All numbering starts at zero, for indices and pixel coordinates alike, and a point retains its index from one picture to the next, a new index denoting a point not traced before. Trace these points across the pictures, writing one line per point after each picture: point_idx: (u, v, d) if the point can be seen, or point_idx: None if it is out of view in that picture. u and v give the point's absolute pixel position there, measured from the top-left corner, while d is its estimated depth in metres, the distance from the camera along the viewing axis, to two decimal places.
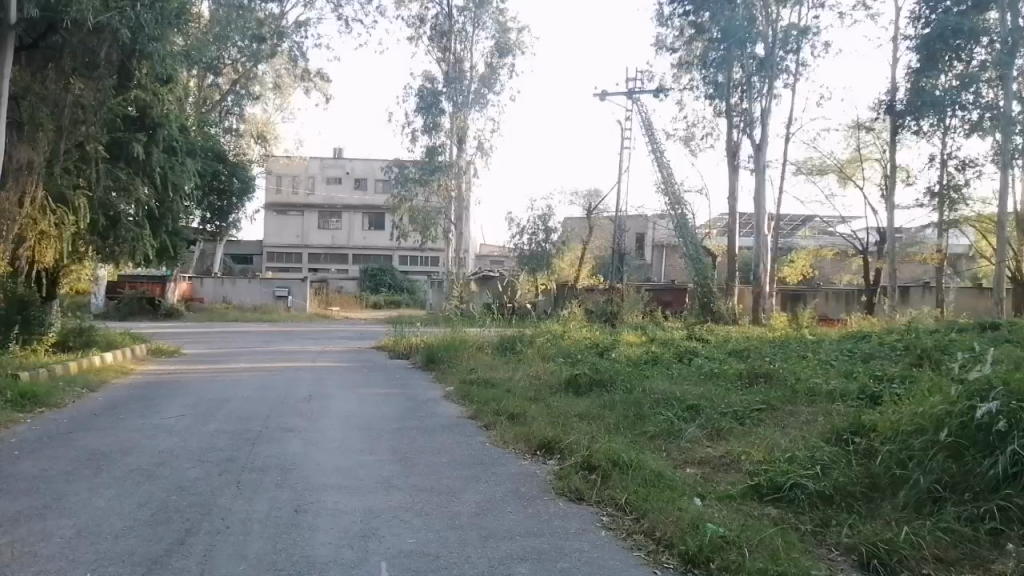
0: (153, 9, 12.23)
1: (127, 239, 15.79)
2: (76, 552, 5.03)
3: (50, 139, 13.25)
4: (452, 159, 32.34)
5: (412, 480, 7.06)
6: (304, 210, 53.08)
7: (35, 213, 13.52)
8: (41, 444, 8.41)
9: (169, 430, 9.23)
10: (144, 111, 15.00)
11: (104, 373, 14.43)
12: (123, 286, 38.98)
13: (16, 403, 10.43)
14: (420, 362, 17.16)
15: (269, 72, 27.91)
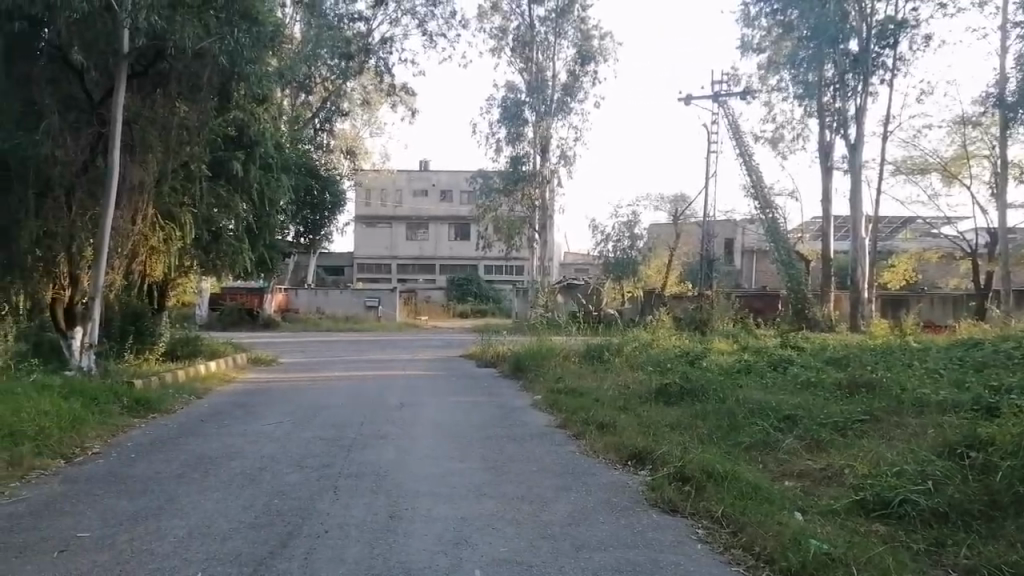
0: (251, 33, 12.70)
1: (227, 253, 16.68)
2: (188, 551, 5.29)
3: (159, 159, 13.89)
4: (536, 168, 32.43)
5: (505, 488, 7.09)
6: (392, 222, 54.33)
7: (146, 229, 14.50)
8: (154, 447, 8.92)
9: (269, 435, 9.63)
10: (242, 130, 15.94)
11: (209, 382, 15.17)
12: (224, 298, 40.89)
13: (132, 409, 11.08)
14: (507, 370, 17.25)
15: (357, 89, 28.73)
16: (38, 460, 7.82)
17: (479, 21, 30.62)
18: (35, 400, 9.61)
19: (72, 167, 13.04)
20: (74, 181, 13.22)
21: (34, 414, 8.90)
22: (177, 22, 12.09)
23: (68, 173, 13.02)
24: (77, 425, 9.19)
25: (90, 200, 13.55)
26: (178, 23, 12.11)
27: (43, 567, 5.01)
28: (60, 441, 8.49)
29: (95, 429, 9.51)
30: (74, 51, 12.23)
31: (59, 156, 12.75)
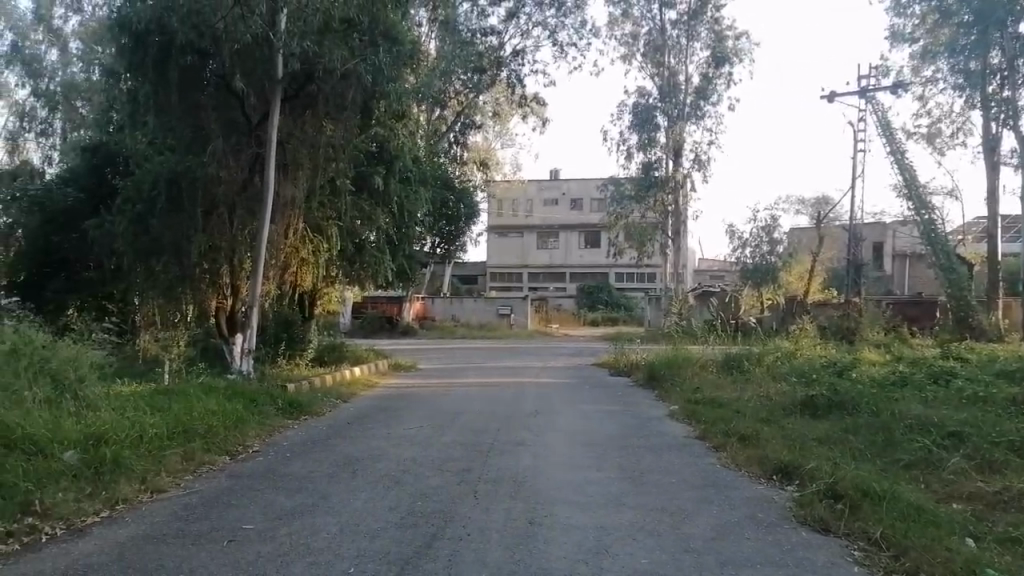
0: (392, 53, 13.32)
1: (370, 264, 17.48)
2: (340, 548, 5.55)
3: (308, 175, 14.81)
4: (668, 173, 31.87)
5: (643, 499, 6.97)
6: (523, 231, 55.06)
7: (297, 242, 15.46)
8: (305, 448, 9.46)
9: (412, 439, 9.98)
10: (382, 145, 16.61)
11: (354, 386, 15.91)
12: (365, 306, 42.96)
13: (286, 410, 11.82)
14: (642, 379, 17.00)
15: (490, 102, 29.32)
16: (207, 456, 8.50)
17: (610, 29, 30.52)
18: (205, 401, 10.44)
19: (234, 186, 14.23)
20: (235, 198, 14.37)
21: (203, 413, 9.68)
22: (327, 46, 12.88)
23: (231, 192, 14.22)
24: (240, 425, 9.90)
25: (249, 216, 14.66)
26: (327, 46, 12.90)
27: (214, 555, 5.40)
28: (225, 438, 9.20)
29: (256, 429, 10.22)
30: (236, 79, 13.29)
31: (223, 176, 13.93)
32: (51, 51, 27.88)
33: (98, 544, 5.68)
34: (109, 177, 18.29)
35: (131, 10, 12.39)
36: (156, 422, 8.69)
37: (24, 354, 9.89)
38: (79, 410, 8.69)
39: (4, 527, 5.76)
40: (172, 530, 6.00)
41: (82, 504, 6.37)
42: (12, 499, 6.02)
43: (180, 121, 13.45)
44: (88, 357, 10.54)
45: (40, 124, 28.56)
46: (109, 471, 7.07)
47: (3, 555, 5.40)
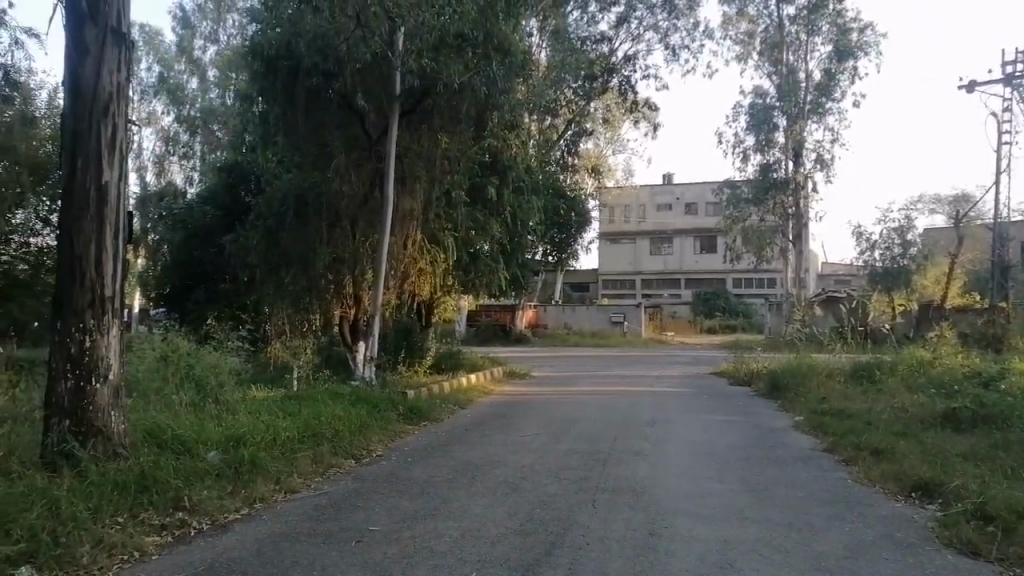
0: (505, 66, 13.66)
1: (485, 273, 17.79)
2: (463, 552, 5.65)
3: (425, 188, 15.26)
4: (789, 175, 30.68)
5: (769, 513, 6.72)
6: (636, 237, 54.36)
7: (415, 253, 15.90)
8: (427, 453, 9.73)
9: (529, 446, 10.04)
10: (496, 156, 16.83)
11: (471, 393, 16.20)
12: (480, 314, 43.71)
13: (407, 416, 12.20)
14: (764, 390, 16.36)
15: (601, 108, 29.22)
16: (335, 459, 8.91)
17: (724, 28, 29.75)
18: (331, 406, 10.94)
19: (356, 200, 14.90)
20: (357, 212, 15.03)
21: (330, 418, 10.12)
22: (443, 62, 13.31)
23: (353, 206, 14.89)
24: (365, 430, 10.30)
25: (370, 228, 15.27)
26: (443, 63, 13.35)
27: (344, 553, 5.65)
28: (351, 442, 9.61)
29: (378, 433, 10.60)
30: (357, 97, 13.92)
31: (345, 191, 14.61)
32: (192, 80, 30.10)
33: (240, 539, 6.05)
34: (243, 196, 19.63)
35: (263, 38, 13.23)
36: (288, 426, 9.17)
37: (171, 362, 10.70)
38: (220, 413, 9.29)
39: (159, 520, 6.23)
40: (306, 528, 6.32)
41: (225, 501, 6.83)
42: (166, 493, 6.52)
43: (307, 140, 14.19)
44: (227, 363, 11.27)
45: (182, 147, 30.70)
46: (248, 471, 7.53)
47: (158, 546, 5.85)
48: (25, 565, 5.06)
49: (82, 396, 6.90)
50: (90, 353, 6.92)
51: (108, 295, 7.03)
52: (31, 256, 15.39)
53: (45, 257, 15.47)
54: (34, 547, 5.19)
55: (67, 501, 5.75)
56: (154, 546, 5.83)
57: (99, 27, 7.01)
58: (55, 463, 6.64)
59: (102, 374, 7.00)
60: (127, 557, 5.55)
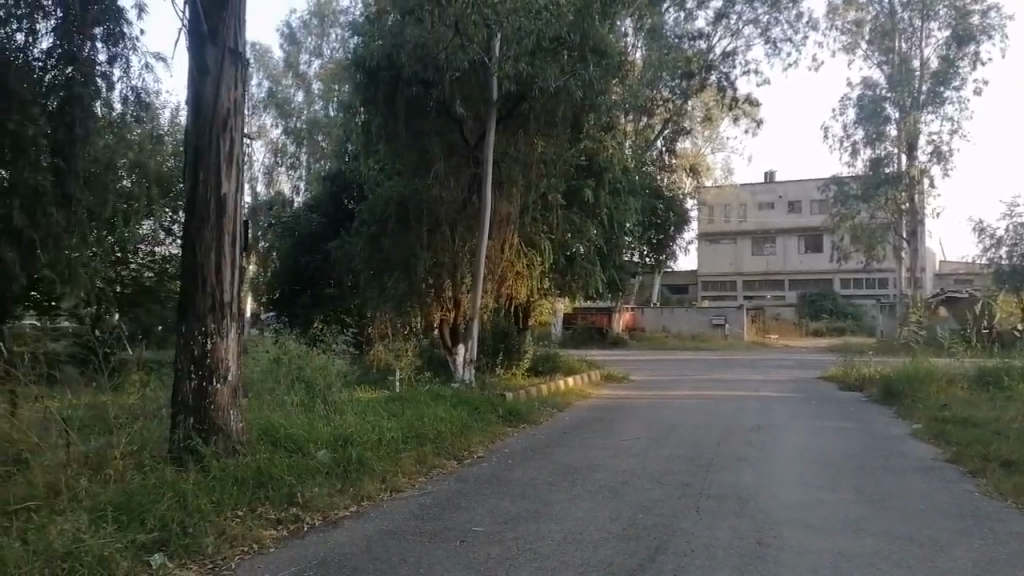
0: (601, 67, 13.65)
1: (581, 276, 17.75)
2: (566, 555, 5.65)
3: (522, 192, 15.38)
4: (901, 169, 29.21)
5: (886, 524, 6.39)
6: (736, 238, 52.88)
7: (513, 256, 15.89)
8: (527, 455, 9.79)
9: (629, 450, 9.94)
10: (592, 159, 16.78)
11: (569, 396, 16.20)
12: (576, 317, 43.65)
13: (507, 418, 12.34)
14: (877, 395, 15.61)
15: (699, 107, 28.64)
16: (438, 460, 9.13)
17: (829, 19, 28.52)
18: (433, 408, 11.16)
19: (455, 206, 15.15)
20: (456, 217, 15.27)
21: (433, 419, 10.36)
22: (539, 66, 13.38)
23: (452, 211, 15.16)
24: (466, 431, 10.50)
25: (468, 233, 15.47)
26: (540, 67, 13.41)
27: (449, 552, 5.75)
28: (452, 443, 9.81)
29: (479, 435, 10.77)
30: (456, 104, 14.16)
31: (445, 197, 14.90)
32: (298, 94, 31.49)
33: (350, 536, 6.26)
34: (345, 204, 20.47)
35: (366, 50, 13.67)
36: (393, 426, 9.43)
37: (283, 363, 11.21)
38: (328, 414, 9.64)
39: (275, 514, 6.55)
40: (412, 527, 6.47)
41: (335, 499, 7.13)
42: (280, 489, 6.84)
43: (408, 148, 14.57)
44: (334, 365, 11.71)
45: (289, 158, 32.06)
46: (356, 469, 7.79)
47: (275, 539, 6.15)
48: (157, 552, 5.43)
49: (204, 395, 7.32)
50: (211, 355, 7.34)
51: (227, 300, 7.43)
52: (155, 264, 16.73)
53: (167, 265, 16.79)
54: (165, 536, 5.57)
55: (193, 494, 6.13)
56: (271, 539, 6.13)
57: (218, 48, 7.44)
58: (182, 458, 7.09)
59: (222, 374, 7.41)
60: (247, 549, 5.86)
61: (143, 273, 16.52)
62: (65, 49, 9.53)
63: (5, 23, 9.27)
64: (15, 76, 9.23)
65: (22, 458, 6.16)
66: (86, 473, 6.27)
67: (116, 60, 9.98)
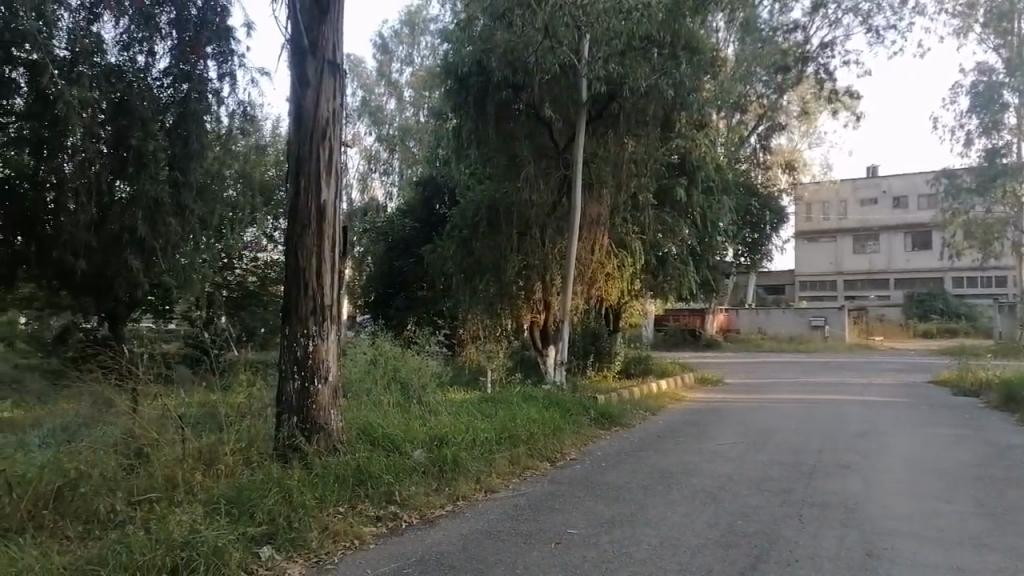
0: (692, 64, 13.48)
1: (674, 276, 17.46)
2: (663, 560, 5.55)
3: (612, 193, 15.25)
4: (1021, 160, 27.35)
5: (1010, 540, 5.99)
6: (836, 236, 50.73)
7: (603, 257, 15.77)
8: (619, 458, 9.69)
9: (725, 455, 9.68)
10: (684, 157, 16.36)
11: (662, 399, 15.96)
12: (668, 319, 42.98)
13: (599, 421, 12.28)
14: (996, 401, 14.64)
15: (795, 100, 27.65)
16: (531, 461, 9.19)
17: None
18: (526, 409, 11.22)
19: (545, 208, 15.16)
20: (546, 219, 15.27)
21: (526, 420, 10.43)
22: (629, 66, 13.21)
23: (542, 214, 15.17)
24: (558, 433, 10.51)
25: (558, 235, 15.38)
26: (630, 67, 13.25)
27: (545, 554, 5.76)
28: (545, 445, 9.83)
29: (572, 437, 10.76)
30: (545, 107, 14.17)
31: (535, 199, 14.95)
32: (390, 101, 32.36)
33: (447, 534, 6.37)
34: (436, 208, 20.97)
35: (457, 56, 13.80)
36: (486, 427, 9.53)
37: (380, 364, 11.51)
38: (423, 414, 9.83)
39: (374, 512, 6.74)
40: (508, 528, 6.51)
41: (431, 498, 7.27)
42: (379, 487, 7.01)
43: (497, 151, 14.75)
44: (428, 367, 11.97)
45: (383, 164, 32.95)
46: (451, 469, 7.92)
47: (375, 535, 6.33)
48: (266, 545, 5.68)
49: (306, 395, 7.59)
50: (313, 356, 7.61)
51: (327, 303, 7.70)
52: (259, 269, 17.59)
53: (270, 270, 17.67)
54: (273, 529, 5.81)
55: (298, 490, 6.35)
56: (371, 536, 6.31)
57: (318, 60, 7.73)
58: (286, 455, 7.38)
59: (323, 375, 7.67)
60: (349, 544, 6.06)
61: (248, 277, 17.44)
62: (181, 68, 10.26)
63: (130, 46, 10.07)
64: (138, 96, 9.99)
65: (143, 451, 6.56)
66: (201, 468, 6.64)
67: (225, 76, 10.56)
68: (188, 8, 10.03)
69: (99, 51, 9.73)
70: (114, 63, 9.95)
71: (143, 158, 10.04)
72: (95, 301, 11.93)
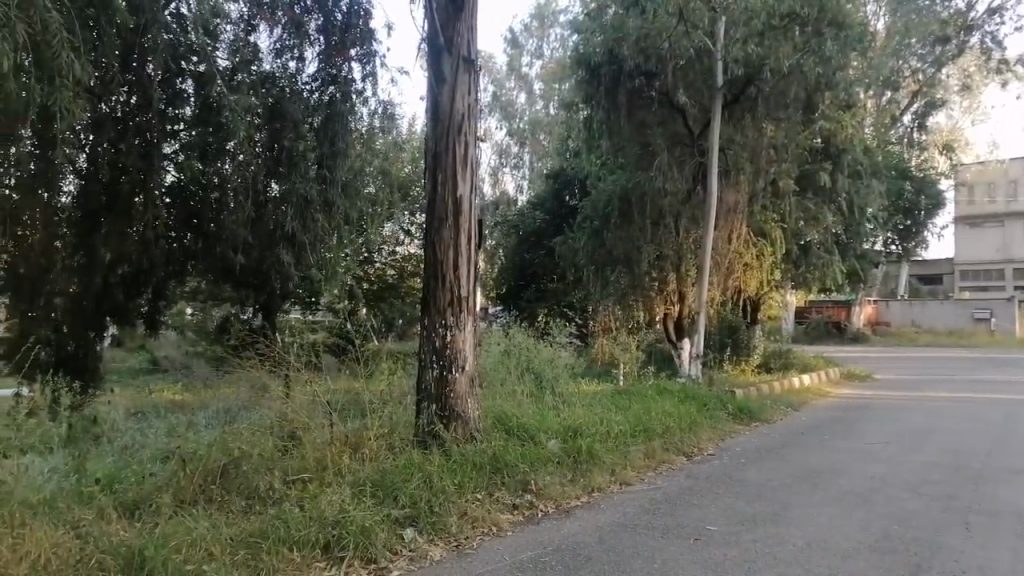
0: (839, 40, 12.70)
1: (818, 266, 16.59)
2: (810, 562, 5.31)
3: (750, 180, 14.66)
4: None
5: None
6: (1005, 221, 46.32)
7: (741, 246, 15.20)
8: (761, 455, 9.32)
9: (877, 455, 9.09)
10: (829, 140, 15.51)
11: (804, 395, 15.20)
12: (810, 312, 41.00)
13: (737, 416, 11.87)
14: None
15: (955, 74, 25.53)
16: (667, 455, 9.03)
17: None
18: (661, 402, 11.02)
19: (679, 197, 14.80)
20: (681, 207, 14.93)
21: (662, 414, 10.24)
22: (768, 46, 12.66)
23: (676, 202, 14.84)
24: (696, 427, 10.27)
25: (692, 224, 15.10)
26: (770, 47, 12.69)
27: (683, 549, 5.65)
28: (681, 440, 9.61)
29: (709, 432, 10.48)
30: (679, 93, 13.79)
31: (669, 188, 14.60)
32: (521, 95, 32.77)
33: (581, 525, 6.37)
34: (567, 200, 21.08)
35: (588, 45, 13.69)
36: (621, 420, 9.43)
37: (514, 355, 11.66)
38: (557, 405, 9.88)
39: (511, 499, 6.85)
40: (645, 521, 6.44)
41: (566, 488, 7.30)
42: (515, 476, 7.12)
43: (629, 141, 14.53)
44: (562, 358, 12.02)
45: (514, 158, 33.56)
46: (586, 460, 7.92)
47: (511, 523, 6.43)
48: (409, 527, 5.90)
49: (444, 384, 7.80)
50: (450, 346, 7.82)
51: (464, 295, 7.88)
52: (397, 263, 18.31)
53: (407, 263, 18.39)
54: (415, 512, 6.02)
55: (437, 476, 6.56)
56: (508, 523, 6.43)
57: (454, 57, 7.90)
58: (426, 441, 7.61)
59: (460, 365, 7.86)
60: (487, 530, 6.20)
61: (387, 270, 18.22)
62: (328, 72, 10.86)
63: (282, 53, 10.76)
64: (290, 99, 10.71)
65: (295, 434, 6.98)
66: (348, 451, 6.98)
67: (367, 77, 11.02)
68: (333, 14, 10.66)
69: (255, 60, 10.49)
70: (269, 70, 10.69)
71: (294, 158, 10.77)
72: (248, 299, 12.60)
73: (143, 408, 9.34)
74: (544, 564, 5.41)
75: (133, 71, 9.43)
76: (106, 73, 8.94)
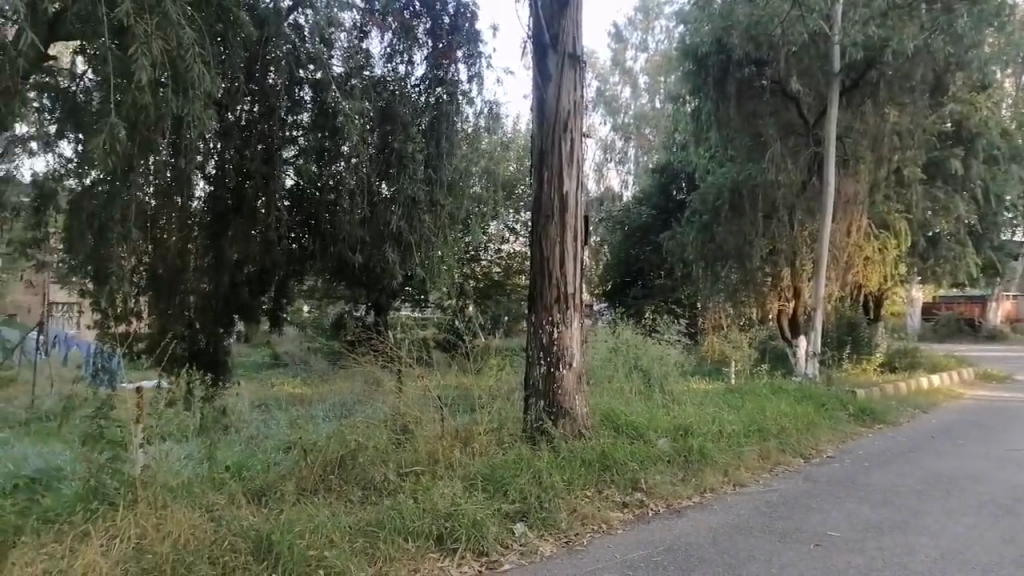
0: (972, 16, 11.84)
1: (948, 259, 15.67)
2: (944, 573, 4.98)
3: (871, 169, 13.89)
4: None
5: None
6: None
7: (861, 240, 14.31)
8: (886, 459, 8.80)
9: (1019, 462, 8.40)
10: (961, 124, 14.49)
11: (934, 396, 14.26)
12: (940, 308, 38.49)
13: (859, 417, 11.27)
14: None
15: None
16: (783, 456, 8.69)
17: None
18: (775, 402, 10.61)
19: (794, 188, 14.14)
20: (795, 200, 14.31)
21: (777, 414, 9.84)
22: (892, 27, 11.96)
23: (790, 194, 14.24)
24: (813, 428, 9.83)
25: (808, 217, 14.43)
26: (893, 27, 12.00)
27: (802, 554, 5.43)
28: (797, 441, 9.22)
29: (828, 433, 10.02)
30: (792, 81, 13.23)
31: (782, 179, 14.02)
32: (626, 90, 32.40)
33: (694, 525, 6.23)
34: (675, 195, 20.80)
35: (696, 36, 13.38)
36: (734, 419, 9.14)
37: (622, 353, 11.52)
38: (667, 403, 9.68)
39: (620, 497, 6.78)
40: (761, 524, 6.22)
41: (677, 487, 7.16)
42: (625, 474, 7.03)
43: (739, 132, 14.07)
44: (670, 356, 11.80)
45: (618, 153, 32.85)
46: (698, 460, 7.73)
47: (622, 521, 6.37)
48: (520, 521, 5.95)
49: (552, 380, 7.81)
50: (558, 342, 7.82)
51: (570, 291, 7.87)
52: (503, 260, 18.54)
53: (513, 260, 18.60)
54: (525, 507, 6.06)
55: (547, 473, 6.57)
56: (619, 521, 6.37)
57: (559, 54, 7.89)
58: (534, 437, 7.65)
59: (567, 362, 7.84)
60: (598, 528, 6.16)
61: (493, 268, 18.46)
62: (436, 73, 11.39)
63: (393, 58, 11.20)
64: (399, 101, 11.08)
65: (407, 428, 7.17)
66: (459, 445, 7.12)
67: (473, 78, 11.23)
68: (441, 17, 11.33)
69: (368, 65, 10.87)
70: (380, 74, 11.08)
71: (404, 159, 11.02)
72: (361, 296, 13.05)
73: (267, 400, 9.84)
74: (656, 564, 5.32)
75: (256, 81, 10.04)
76: (232, 83, 9.51)
